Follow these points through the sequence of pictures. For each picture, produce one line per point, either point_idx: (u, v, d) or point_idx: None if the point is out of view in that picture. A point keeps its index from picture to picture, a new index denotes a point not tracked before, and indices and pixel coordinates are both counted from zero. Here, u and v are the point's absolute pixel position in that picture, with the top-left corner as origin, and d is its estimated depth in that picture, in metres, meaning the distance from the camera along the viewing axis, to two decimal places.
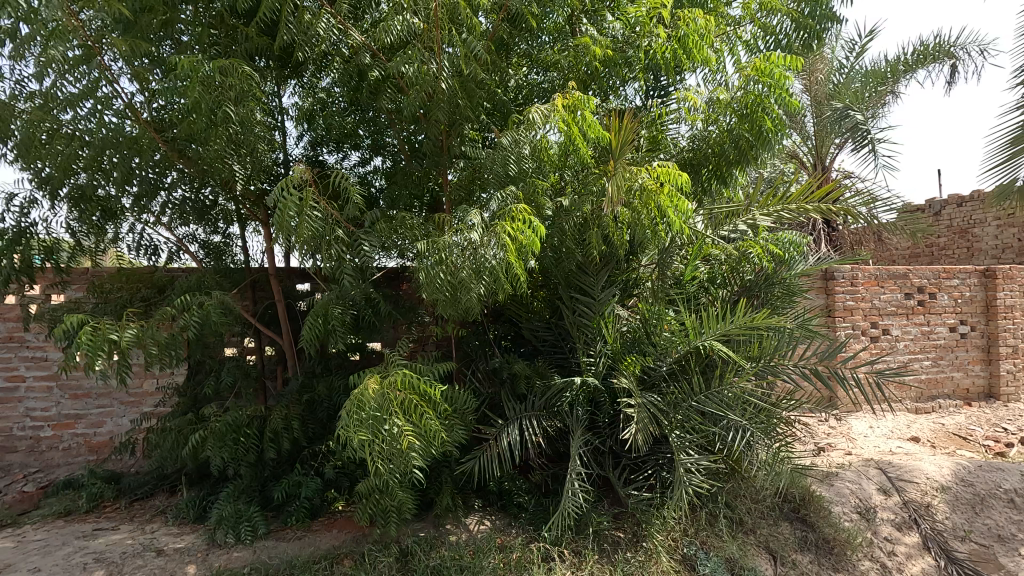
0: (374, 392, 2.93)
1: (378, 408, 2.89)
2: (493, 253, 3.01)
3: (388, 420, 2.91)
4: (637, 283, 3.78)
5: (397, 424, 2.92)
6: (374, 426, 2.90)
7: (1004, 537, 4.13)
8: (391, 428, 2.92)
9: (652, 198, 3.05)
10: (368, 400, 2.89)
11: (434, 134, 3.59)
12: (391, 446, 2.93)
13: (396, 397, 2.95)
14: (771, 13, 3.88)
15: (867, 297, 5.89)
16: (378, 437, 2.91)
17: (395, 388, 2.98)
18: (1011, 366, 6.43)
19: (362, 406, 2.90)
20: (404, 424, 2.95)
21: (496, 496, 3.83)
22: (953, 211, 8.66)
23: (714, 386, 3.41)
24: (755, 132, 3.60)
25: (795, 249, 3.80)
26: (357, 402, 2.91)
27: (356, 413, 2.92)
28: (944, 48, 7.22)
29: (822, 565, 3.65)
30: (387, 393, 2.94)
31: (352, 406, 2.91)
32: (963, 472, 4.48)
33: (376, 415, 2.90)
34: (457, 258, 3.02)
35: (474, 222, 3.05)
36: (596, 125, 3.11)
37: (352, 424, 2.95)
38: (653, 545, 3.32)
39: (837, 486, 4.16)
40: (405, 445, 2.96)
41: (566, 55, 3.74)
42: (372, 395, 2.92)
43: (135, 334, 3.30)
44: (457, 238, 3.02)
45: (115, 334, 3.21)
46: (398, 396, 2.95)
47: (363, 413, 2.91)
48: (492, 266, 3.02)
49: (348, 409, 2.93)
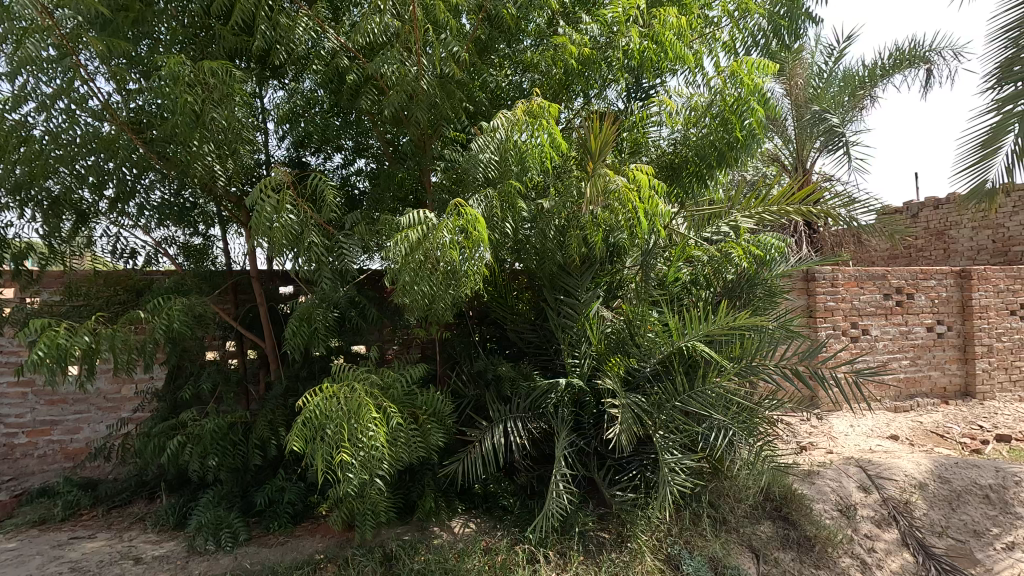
0: (332, 401, 2.83)
1: (336, 415, 2.80)
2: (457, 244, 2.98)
3: (350, 427, 2.80)
4: (621, 285, 3.79)
5: (358, 432, 2.80)
6: (335, 432, 2.79)
7: (980, 532, 4.20)
8: (352, 437, 2.82)
9: (627, 202, 3.06)
10: (326, 409, 2.80)
11: (416, 136, 3.57)
12: (353, 455, 2.82)
13: (355, 406, 2.83)
14: (747, 15, 3.92)
15: (848, 297, 6.00)
16: (336, 447, 2.81)
17: (354, 395, 2.88)
18: (988, 365, 6.55)
19: (319, 415, 2.81)
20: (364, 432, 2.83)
21: (481, 499, 3.83)
22: (930, 214, 8.85)
23: (697, 386, 3.46)
24: (732, 131, 3.64)
25: (777, 250, 3.83)
26: (313, 413, 2.82)
27: (313, 424, 2.84)
28: (919, 54, 7.39)
29: (805, 563, 3.69)
30: (346, 403, 2.83)
31: (309, 417, 2.81)
32: (941, 469, 4.57)
33: (335, 424, 2.80)
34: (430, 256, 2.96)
35: (418, 218, 3.03)
36: (557, 137, 3.17)
37: (311, 433, 2.87)
38: (638, 545, 3.33)
39: (817, 484, 4.22)
40: (367, 455, 2.84)
41: (544, 58, 3.68)
42: (330, 405, 2.82)
43: (94, 344, 3.21)
44: (418, 230, 2.97)
45: (66, 341, 3.08)
46: (358, 401, 2.84)
47: (320, 422, 2.81)
48: (457, 268, 3.02)
49: (304, 421, 2.85)
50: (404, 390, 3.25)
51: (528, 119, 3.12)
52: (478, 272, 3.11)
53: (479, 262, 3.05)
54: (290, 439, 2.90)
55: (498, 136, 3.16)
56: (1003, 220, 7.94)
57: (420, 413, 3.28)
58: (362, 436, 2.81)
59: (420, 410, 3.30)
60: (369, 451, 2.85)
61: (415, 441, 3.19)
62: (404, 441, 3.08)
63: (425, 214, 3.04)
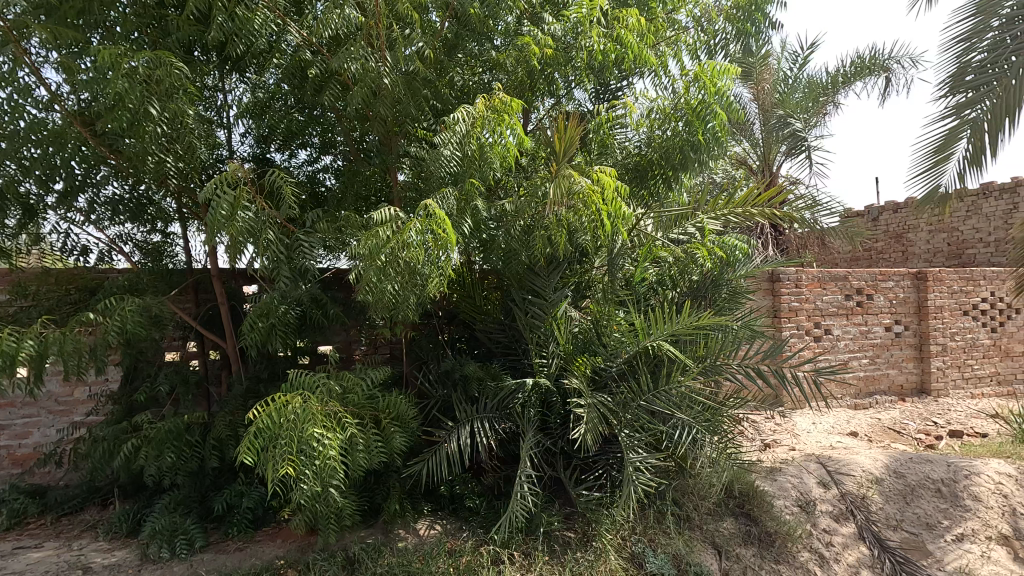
0: (286, 411, 2.76)
1: (290, 425, 2.73)
2: (422, 240, 2.94)
3: (305, 437, 2.74)
4: (590, 284, 3.83)
5: (314, 441, 2.74)
6: (289, 442, 2.73)
7: (932, 524, 4.34)
8: (307, 446, 2.75)
9: (591, 203, 3.08)
10: (278, 419, 2.73)
11: (381, 133, 3.52)
12: (308, 465, 2.76)
13: (310, 414, 2.77)
14: (710, 20, 4.02)
15: (811, 298, 6.15)
16: (290, 457, 2.74)
17: (308, 403, 2.82)
18: (942, 363, 6.80)
19: (272, 426, 2.73)
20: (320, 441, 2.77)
21: (448, 500, 3.79)
22: (890, 218, 9.13)
23: (661, 386, 3.49)
24: (695, 133, 3.69)
25: (741, 253, 3.83)
26: (266, 423, 2.73)
27: (266, 435, 2.76)
28: (879, 62, 7.62)
29: (766, 558, 3.77)
30: (301, 411, 2.76)
31: (261, 429, 2.74)
32: (896, 464, 4.71)
33: (289, 434, 2.72)
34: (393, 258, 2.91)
35: (388, 215, 3.00)
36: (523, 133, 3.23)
37: (264, 444, 2.79)
38: (602, 544, 3.35)
39: (779, 481, 4.31)
40: (323, 463, 2.78)
41: (510, 57, 3.66)
42: (284, 414, 2.75)
43: (40, 347, 3.08)
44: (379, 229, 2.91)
45: (11, 343, 2.94)
46: (313, 410, 2.79)
47: (274, 433, 2.74)
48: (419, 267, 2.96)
49: (256, 432, 2.77)
50: (365, 394, 3.20)
51: (491, 114, 3.13)
52: (443, 272, 3.08)
53: (444, 262, 3.01)
54: (241, 452, 2.81)
55: (458, 130, 3.17)
56: (956, 224, 8.27)
57: (382, 417, 3.24)
58: (318, 444, 2.75)
59: (382, 414, 3.26)
60: (325, 459, 2.79)
61: (375, 446, 3.14)
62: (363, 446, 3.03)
63: (396, 211, 3.01)
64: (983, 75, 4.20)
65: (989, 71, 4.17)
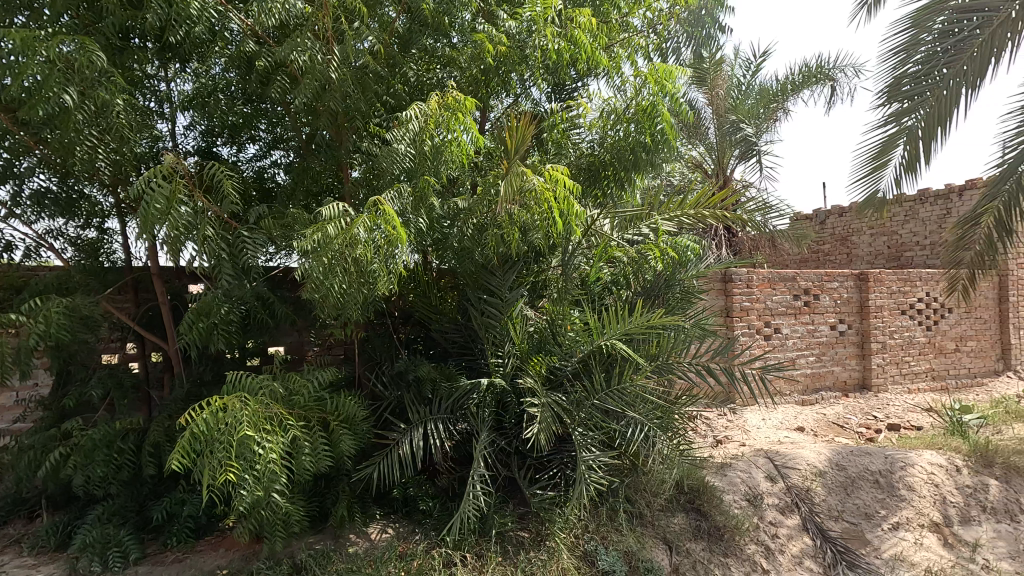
0: (223, 414, 2.65)
1: (228, 429, 2.63)
2: (370, 237, 2.87)
3: (244, 441, 2.64)
4: (546, 284, 3.85)
5: (253, 444, 2.65)
6: (227, 447, 2.63)
7: (870, 514, 4.53)
8: (246, 451, 2.65)
9: (543, 202, 3.09)
10: (215, 423, 2.62)
11: (330, 127, 3.41)
12: (247, 470, 2.66)
13: (250, 417, 2.67)
14: (662, 23, 4.09)
15: (761, 298, 6.34)
16: (228, 463, 2.64)
17: (249, 406, 2.73)
18: (882, 360, 7.13)
19: (208, 430, 2.62)
20: (259, 445, 2.68)
21: (401, 503, 3.71)
22: (835, 221, 9.52)
23: (614, 385, 3.52)
24: (645, 133, 3.74)
25: (692, 252, 3.97)
26: (201, 428, 2.62)
27: (202, 440, 2.64)
28: (825, 71, 7.94)
29: (715, 552, 3.85)
30: (240, 414, 2.66)
31: (196, 433, 2.63)
32: (838, 457, 4.91)
33: (226, 439, 2.62)
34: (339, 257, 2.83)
35: (339, 210, 2.97)
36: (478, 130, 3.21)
37: (200, 449, 2.67)
38: (555, 543, 3.35)
39: (728, 476, 4.42)
40: (263, 468, 2.69)
41: (465, 53, 3.62)
42: (221, 418, 2.64)
43: None
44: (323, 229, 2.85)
45: None
46: (253, 413, 2.69)
47: (209, 438, 2.63)
48: (367, 267, 2.89)
49: (191, 437, 2.65)
50: (313, 396, 3.12)
51: (444, 112, 3.10)
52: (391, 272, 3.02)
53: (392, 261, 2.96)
54: (174, 458, 2.69)
55: (412, 127, 3.12)
56: (896, 228, 8.70)
57: (331, 419, 3.16)
58: (257, 448, 2.66)
59: (331, 416, 3.18)
60: (266, 464, 2.70)
61: (322, 450, 3.06)
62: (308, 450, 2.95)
63: (345, 208, 2.98)
64: (918, 86, 4.41)
65: (924, 83, 4.38)
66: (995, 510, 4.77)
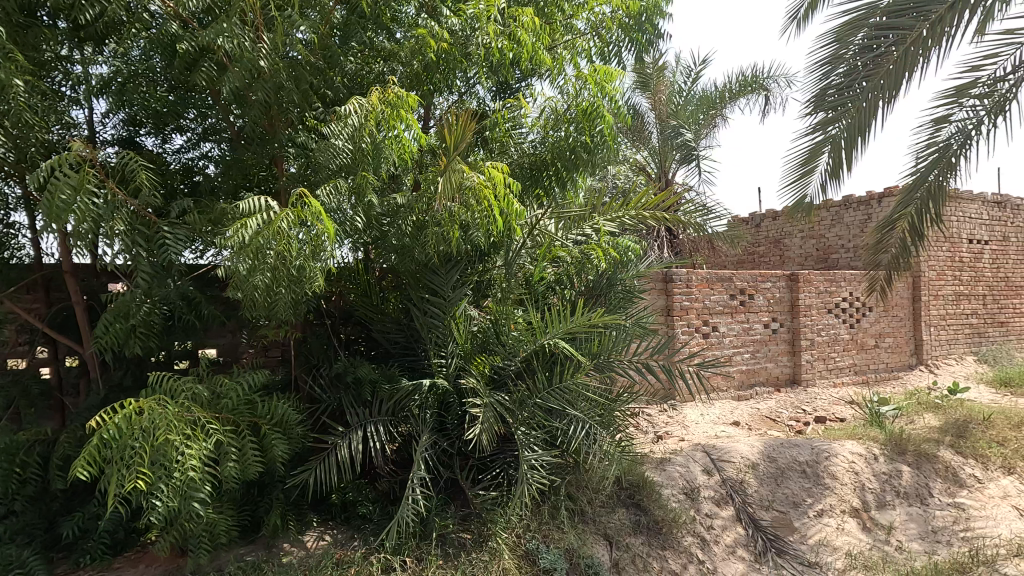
0: (135, 418, 2.49)
1: (139, 434, 2.47)
2: (294, 232, 2.74)
3: (158, 448, 2.48)
4: (489, 283, 3.83)
5: (169, 451, 2.49)
6: (139, 454, 2.47)
7: (798, 502, 4.76)
8: (160, 458, 2.49)
9: (483, 199, 3.04)
10: (126, 428, 2.45)
11: (259, 119, 3.24)
12: (160, 478, 2.51)
13: (167, 422, 2.51)
14: (603, 27, 4.16)
15: (700, 298, 6.56)
16: (139, 470, 2.48)
17: (166, 410, 2.57)
18: (810, 356, 7.53)
19: (118, 436, 2.45)
20: (176, 452, 2.52)
21: (339, 508, 3.60)
22: (769, 225, 10.00)
23: (555, 383, 3.53)
24: (585, 134, 3.79)
25: (633, 253, 4.07)
26: (110, 433, 2.45)
27: (111, 446, 2.47)
28: (760, 81, 8.30)
29: (653, 545, 3.94)
30: (154, 419, 2.50)
31: (105, 439, 2.46)
32: (769, 450, 5.14)
33: (138, 445, 2.46)
34: (266, 256, 2.68)
35: (260, 204, 2.83)
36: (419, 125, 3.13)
37: (109, 456, 2.50)
38: (497, 543, 3.33)
39: (668, 470, 4.54)
40: (180, 476, 2.54)
41: (405, 49, 3.56)
42: (133, 422, 2.48)
43: None
44: (247, 224, 2.71)
45: None
46: (171, 418, 2.54)
47: (119, 444, 2.46)
48: (298, 267, 2.78)
49: (98, 442, 2.47)
50: (243, 399, 2.97)
51: (384, 108, 3.00)
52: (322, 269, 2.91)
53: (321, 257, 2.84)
54: (79, 464, 2.51)
55: (351, 122, 3.02)
56: (824, 231, 9.21)
57: (262, 424, 3.02)
58: (173, 455, 2.51)
59: (262, 421, 3.03)
60: (183, 472, 2.55)
61: (251, 456, 2.91)
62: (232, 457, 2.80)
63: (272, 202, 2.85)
64: (841, 97, 4.66)
65: (846, 94, 4.62)
66: (908, 495, 5.12)
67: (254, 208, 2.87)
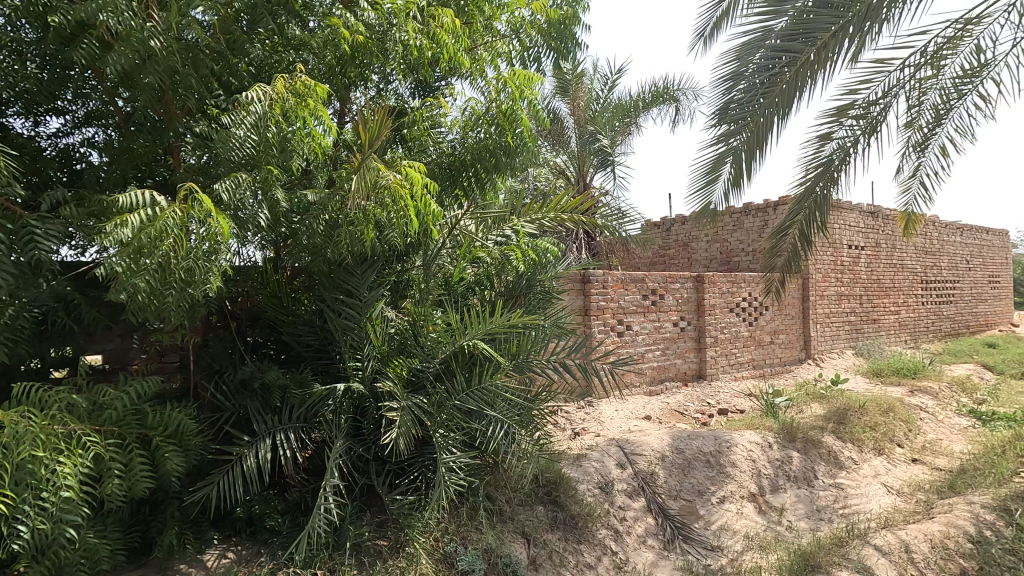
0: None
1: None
2: (185, 229, 2.55)
3: (22, 468, 2.21)
4: (408, 284, 3.74)
5: (36, 471, 2.23)
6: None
7: (703, 491, 5.07)
8: (25, 479, 2.22)
9: (399, 199, 2.97)
10: None
11: (152, 103, 2.97)
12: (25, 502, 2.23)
13: (34, 439, 2.25)
14: (523, 32, 4.21)
15: (615, 298, 6.82)
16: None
17: (32, 425, 2.29)
18: (714, 353, 8.05)
19: None
20: (45, 471, 2.26)
21: (244, 523, 3.38)
22: (679, 229, 10.59)
23: (474, 385, 3.50)
24: (505, 137, 3.84)
25: (551, 255, 4.11)
26: None
27: None
28: (670, 92, 8.75)
29: (569, 540, 4.04)
30: (17, 435, 2.22)
31: None
32: (677, 442, 5.44)
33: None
34: (152, 254, 2.46)
35: (144, 199, 2.60)
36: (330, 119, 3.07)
37: None
38: (414, 549, 3.27)
39: (584, 466, 4.68)
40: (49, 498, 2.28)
41: (317, 39, 3.40)
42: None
43: None
44: (128, 220, 2.47)
45: None
46: (39, 434, 2.27)
47: None
48: (189, 267, 2.59)
49: None
50: (130, 410, 2.72)
51: (292, 99, 2.89)
52: (218, 269, 2.72)
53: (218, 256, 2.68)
54: None
55: (254, 110, 2.83)
56: (726, 235, 9.87)
57: (153, 436, 2.78)
58: (41, 475, 2.24)
59: (153, 433, 2.79)
60: (54, 494, 2.29)
61: (139, 472, 2.67)
62: (114, 474, 2.56)
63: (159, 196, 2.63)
64: (741, 111, 5.01)
65: (746, 109, 4.98)
66: (796, 478, 5.59)
67: (139, 202, 2.63)
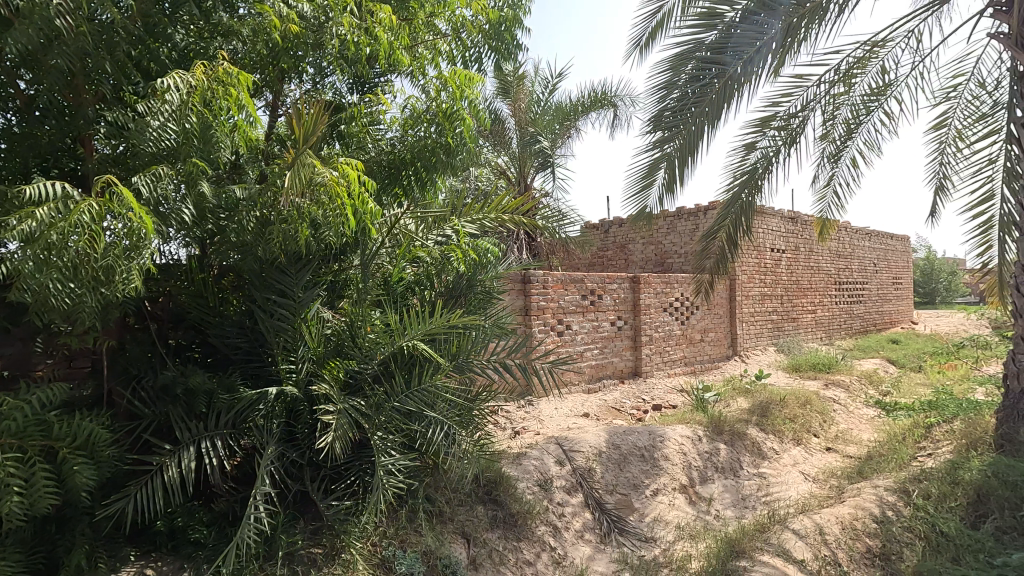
0: None
1: None
2: (101, 224, 2.37)
3: None
4: (344, 283, 3.67)
5: None
6: None
7: (638, 484, 5.25)
8: None
9: (335, 196, 2.92)
10: None
11: (59, 87, 2.73)
12: None
13: None
14: (464, 32, 4.21)
15: (555, 298, 6.94)
16: None
17: None
18: (649, 351, 8.35)
19: None
20: None
21: (166, 537, 3.19)
22: (616, 231, 10.91)
23: (413, 386, 3.47)
24: (445, 136, 3.81)
25: (491, 255, 4.12)
26: None
27: None
28: (608, 97, 8.99)
29: (509, 538, 4.07)
30: None
31: None
32: (614, 438, 5.60)
33: None
34: (63, 250, 2.27)
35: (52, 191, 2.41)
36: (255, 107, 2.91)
37: None
38: (351, 555, 3.20)
39: (523, 465, 4.74)
40: None
41: (246, 26, 3.25)
42: None
43: None
44: (34, 215, 2.28)
45: None
46: None
47: None
48: (107, 263, 2.40)
49: None
50: (34, 420, 2.49)
51: (214, 86, 2.77)
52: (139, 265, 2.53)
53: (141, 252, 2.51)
54: None
55: (170, 99, 2.68)
56: (661, 238, 10.25)
57: (60, 447, 2.56)
58: None
59: (60, 443, 2.57)
60: None
61: (45, 486, 2.47)
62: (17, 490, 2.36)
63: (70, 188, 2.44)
64: (675, 119, 5.23)
65: (679, 117, 5.21)
66: (723, 469, 5.90)
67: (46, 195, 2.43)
